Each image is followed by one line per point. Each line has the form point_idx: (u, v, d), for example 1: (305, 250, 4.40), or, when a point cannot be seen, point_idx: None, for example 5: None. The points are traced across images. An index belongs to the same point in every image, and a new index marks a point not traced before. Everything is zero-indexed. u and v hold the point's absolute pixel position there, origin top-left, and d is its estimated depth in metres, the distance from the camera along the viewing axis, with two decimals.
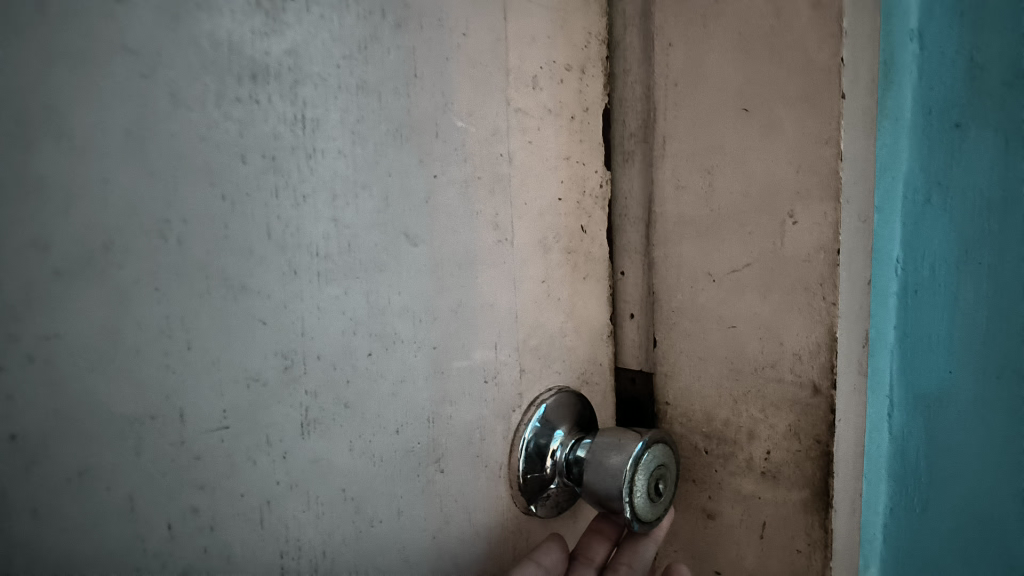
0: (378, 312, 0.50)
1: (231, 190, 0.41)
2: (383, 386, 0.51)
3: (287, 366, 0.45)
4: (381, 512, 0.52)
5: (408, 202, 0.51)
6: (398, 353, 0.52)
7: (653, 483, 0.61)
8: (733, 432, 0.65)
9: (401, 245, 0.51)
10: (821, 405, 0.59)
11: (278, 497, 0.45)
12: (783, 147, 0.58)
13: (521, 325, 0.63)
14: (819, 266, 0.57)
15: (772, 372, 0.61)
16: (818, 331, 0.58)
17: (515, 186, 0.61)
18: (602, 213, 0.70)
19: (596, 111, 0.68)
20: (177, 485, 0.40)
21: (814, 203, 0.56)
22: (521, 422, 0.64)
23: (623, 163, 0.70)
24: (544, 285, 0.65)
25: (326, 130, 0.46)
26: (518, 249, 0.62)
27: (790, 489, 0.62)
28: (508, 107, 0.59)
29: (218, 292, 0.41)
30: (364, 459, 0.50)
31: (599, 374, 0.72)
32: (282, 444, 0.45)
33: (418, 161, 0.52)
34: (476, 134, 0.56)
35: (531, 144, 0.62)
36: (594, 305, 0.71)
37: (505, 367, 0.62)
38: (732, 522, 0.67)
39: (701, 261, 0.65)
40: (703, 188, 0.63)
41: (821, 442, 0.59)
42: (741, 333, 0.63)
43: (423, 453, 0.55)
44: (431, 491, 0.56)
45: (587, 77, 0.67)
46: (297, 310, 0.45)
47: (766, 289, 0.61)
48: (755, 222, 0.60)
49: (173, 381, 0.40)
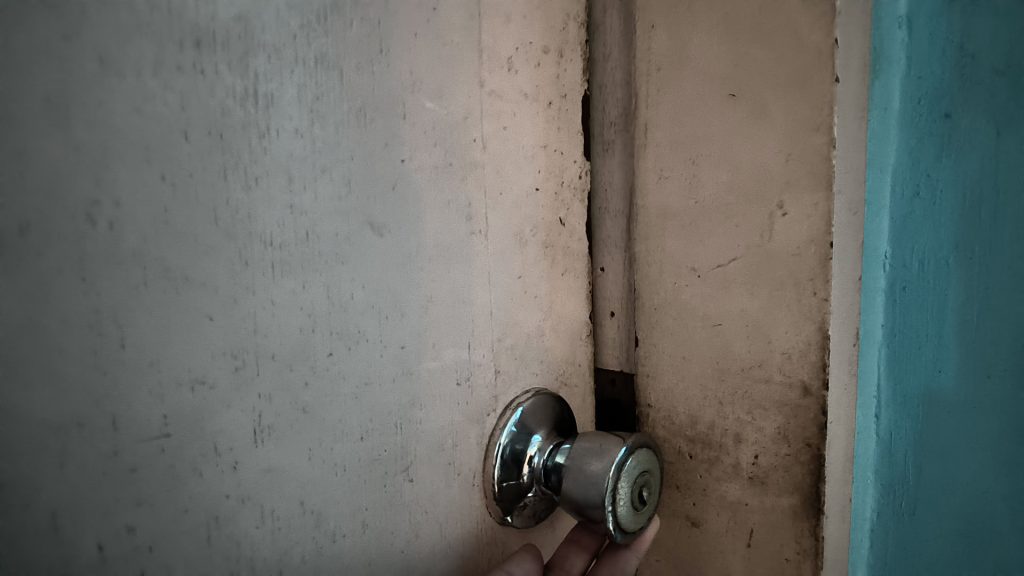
0: (340, 308, 0.46)
1: (172, 169, 0.37)
2: (347, 389, 0.47)
3: (237, 367, 0.41)
4: (345, 525, 0.48)
5: (373, 188, 0.48)
6: (362, 352, 0.48)
7: (636, 490, 0.58)
8: (719, 436, 0.62)
9: (365, 235, 0.47)
10: (812, 406, 0.56)
11: (229, 512, 0.41)
12: (772, 135, 0.55)
13: (497, 323, 0.60)
14: (810, 260, 0.54)
15: (760, 372, 0.58)
16: (809, 329, 0.55)
17: (490, 176, 0.57)
18: (581, 205, 0.67)
19: (575, 98, 0.65)
20: (111, 501, 0.36)
21: (805, 194, 0.54)
22: (496, 427, 0.60)
23: (603, 153, 0.67)
24: (521, 280, 0.61)
25: (282, 107, 0.42)
26: (494, 242, 0.58)
27: (779, 495, 0.59)
28: (481, 89, 0.56)
29: (157, 284, 0.37)
30: (325, 468, 0.46)
31: (578, 375, 0.69)
32: (232, 453, 0.41)
33: (383, 144, 0.48)
34: (448, 117, 0.53)
35: (505, 130, 0.58)
36: (573, 303, 0.67)
37: (479, 369, 0.58)
38: (717, 530, 0.63)
39: (684, 254, 0.61)
40: (687, 177, 0.60)
41: (812, 445, 0.57)
42: (727, 332, 0.59)
43: (390, 461, 0.51)
44: (399, 503, 0.52)
45: (565, 61, 0.63)
46: (249, 305, 0.41)
47: (753, 285, 0.57)
48: (743, 214, 0.57)
49: (104, 384, 0.35)
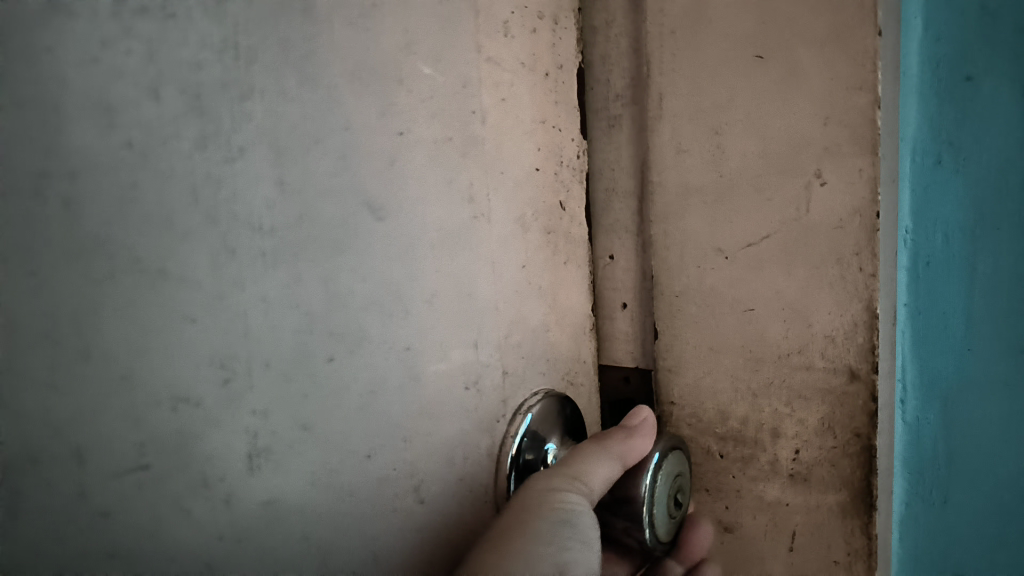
0: (340, 304, 0.39)
1: (140, 134, 0.29)
2: (350, 400, 0.40)
3: (226, 379, 0.33)
4: (355, 561, 0.41)
5: (370, 164, 0.41)
6: (365, 356, 0.41)
7: (675, 495, 0.56)
8: (754, 431, 0.57)
9: (363, 218, 0.40)
10: (861, 393, 0.51)
11: (222, 557, 0.33)
12: (807, 97, 0.50)
13: (503, 319, 0.53)
14: (855, 233, 0.49)
15: (799, 358, 0.53)
16: (855, 308, 0.50)
17: (491, 152, 0.51)
18: (580, 188, 0.61)
19: (570, 70, 0.60)
20: (78, 557, 0.28)
21: (846, 159, 0.49)
22: (507, 436, 0.53)
23: (608, 129, 0.61)
24: (526, 271, 0.55)
25: (267, 63, 0.35)
26: (497, 227, 0.52)
27: (824, 493, 0.54)
28: (479, 56, 0.50)
29: (126, 277, 0.29)
30: (331, 495, 0.39)
31: (584, 373, 0.63)
32: (225, 484, 0.33)
33: (379, 112, 0.41)
34: (447, 85, 0.47)
35: (505, 101, 0.52)
36: (576, 296, 0.62)
37: (486, 371, 0.52)
38: (754, 535, 0.58)
39: (709, 234, 0.56)
40: (709, 148, 0.54)
41: (861, 436, 0.52)
42: (760, 317, 0.54)
43: (400, 482, 0.44)
44: (411, 529, 0.45)
45: (560, 30, 0.58)
46: (237, 302, 0.34)
47: (790, 263, 0.52)
48: (775, 186, 0.52)
49: (64, 407, 0.27)
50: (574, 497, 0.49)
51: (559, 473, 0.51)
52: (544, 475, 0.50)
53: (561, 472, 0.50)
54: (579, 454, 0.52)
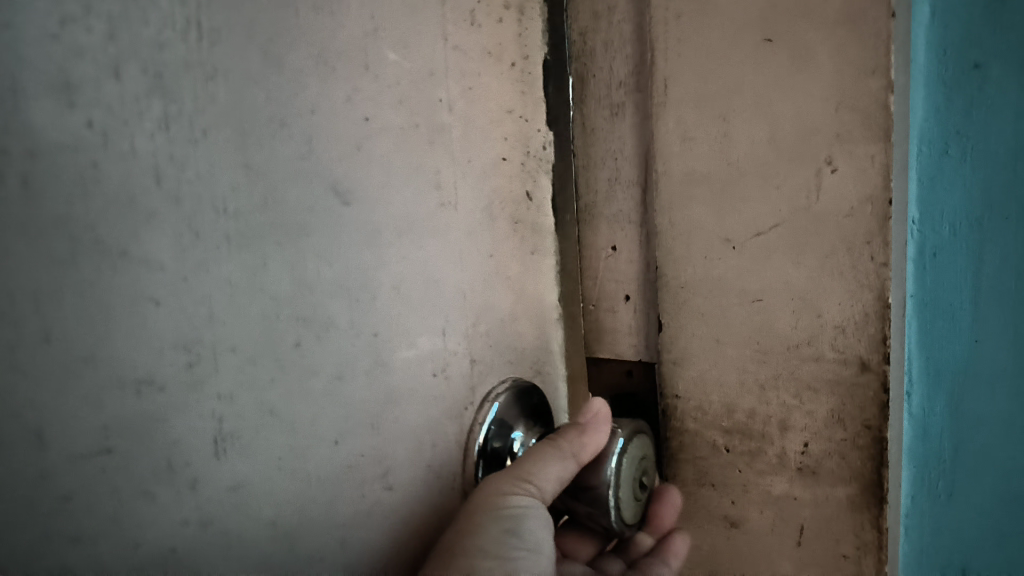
0: (309, 287, 0.39)
1: (102, 115, 0.29)
2: (317, 385, 0.40)
3: (190, 363, 0.33)
4: (322, 547, 0.41)
5: (336, 149, 0.40)
6: (334, 342, 0.41)
7: (639, 482, 0.56)
8: (761, 425, 0.55)
9: (332, 204, 0.40)
10: (871, 383, 0.50)
11: (189, 541, 0.33)
12: (818, 82, 0.49)
13: (470, 308, 0.53)
14: (866, 221, 0.48)
15: (808, 350, 0.52)
16: (866, 298, 0.49)
17: (458, 141, 0.50)
18: (547, 178, 0.61)
19: (538, 59, 0.59)
20: (37, 537, 0.28)
21: (858, 146, 0.48)
22: (475, 423, 0.53)
23: (610, 117, 0.60)
24: (493, 260, 0.55)
25: (232, 44, 0.34)
26: (465, 215, 0.52)
27: (832, 486, 0.53)
28: (446, 44, 0.49)
29: (88, 261, 0.29)
30: (298, 480, 0.39)
31: (553, 366, 0.63)
32: (189, 468, 0.33)
33: (344, 98, 0.41)
34: (415, 71, 0.46)
35: (471, 90, 0.52)
36: (546, 287, 0.61)
37: (455, 359, 0.51)
38: (760, 530, 0.57)
39: (715, 224, 0.54)
40: (717, 135, 0.53)
41: (872, 427, 0.51)
42: (769, 308, 0.53)
43: (367, 468, 0.44)
44: (382, 516, 0.45)
45: (526, 18, 0.58)
46: (202, 285, 0.33)
47: (799, 253, 0.51)
48: (784, 174, 0.51)
49: (27, 387, 0.27)
50: (525, 499, 0.49)
51: (511, 473, 0.50)
52: (497, 474, 0.50)
53: (512, 472, 0.50)
54: (533, 451, 0.51)
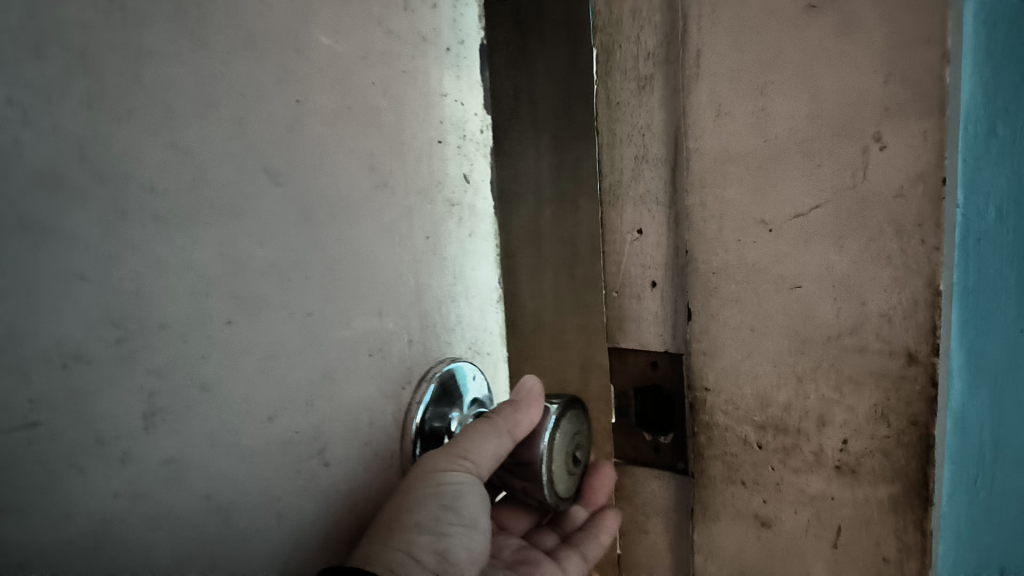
0: (240, 267, 0.41)
1: (20, 92, 0.30)
2: (252, 362, 0.42)
3: (121, 339, 0.34)
4: (257, 522, 0.44)
5: (271, 129, 0.43)
6: (263, 321, 0.43)
7: (571, 456, 0.61)
8: (797, 420, 0.52)
9: (262, 183, 0.43)
10: (918, 377, 0.47)
11: (118, 515, 0.35)
12: (866, 52, 0.45)
13: (416, 280, 0.60)
14: (917, 202, 0.45)
15: (852, 340, 0.49)
16: (916, 284, 0.46)
17: (392, 120, 0.56)
18: (483, 162, 0.70)
19: (473, 47, 0.69)
20: None
21: (909, 121, 0.44)
22: (412, 401, 0.60)
23: (639, 91, 0.56)
24: (431, 240, 0.62)
25: (153, 25, 0.36)
26: (399, 197, 0.57)
27: (874, 485, 0.50)
28: (382, 30, 0.55)
29: (10, 234, 0.30)
30: (227, 457, 0.41)
31: (488, 341, 0.73)
32: (119, 443, 0.35)
33: (277, 77, 0.44)
34: (347, 55, 0.50)
35: (406, 75, 0.58)
36: (480, 268, 0.70)
37: (393, 337, 0.57)
38: (794, 531, 0.54)
39: (752, 205, 0.51)
40: (754, 109, 0.49)
41: (919, 423, 0.47)
42: (808, 295, 0.50)
43: (303, 445, 0.47)
44: (318, 491, 0.49)
45: (460, 8, 0.66)
46: (129, 262, 0.35)
47: (842, 236, 0.48)
48: (827, 152, 0.47)
49: None
50: (461, 474, 0.56)
51: (448, 450, 0.57)
52: (435, 450, 0.58)
53: (449, 449, 0.57)
54: (471, 429, 0.58)
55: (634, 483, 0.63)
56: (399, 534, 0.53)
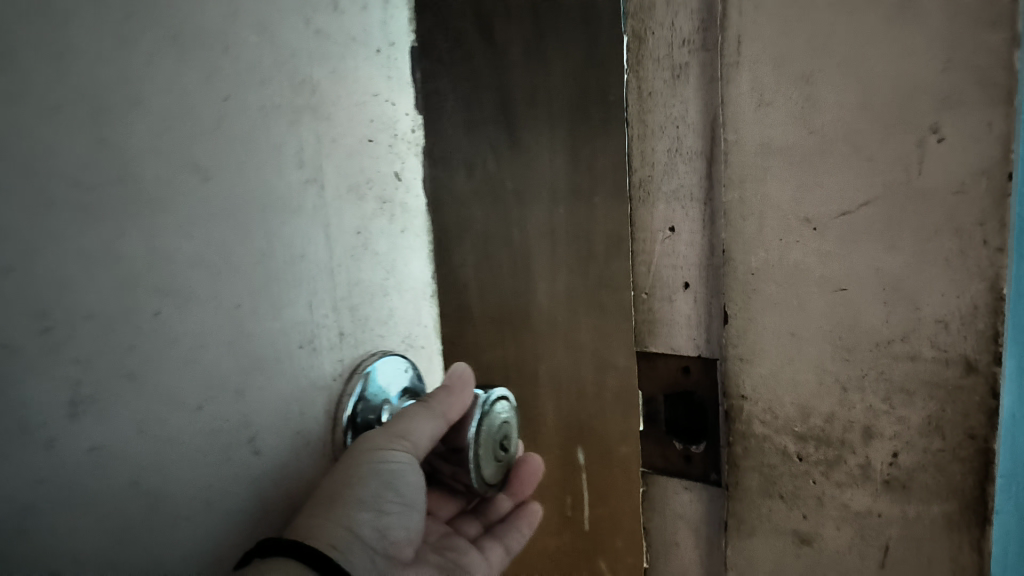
0: (166, 259, 0.43)
1: None
2: (178, 353, 0.44)
3: (46, 330, 0.37)
4: (187, 506, 0.46)
5: (195, 129, 0.44)
6: (194, 313, 0.45)
7: (499, 444, 0.67)
8: (842, 431, 0.49)
9: (187, 179, 0.44)
10: (978, 388, 0.44)
11: (34, 502, 0.38)
12: (923, 36, 0.41)
13: (339, 280, 0.58)
14: (979, 199, 0.41)
15: (903, 347, 0.45)
16: (976, 289, 0.43)
17: (323, 119, 0.56)
18: (415, 160, 0.68)
19: (403, 47, 0.66)
20: None
21: (971, 111, 0.41)
22: (343, 393, 0.59)
23: (672, 79, 0.53)
24: (362, 235, 0.60)
25: (83, 18, 0.37)
26: (331, 192, 0.56)
27: (927, 503, 0.47)
28: (307, 27, 0.54)
29: None
30: (158, 443, 0.43)
31: (424, 335, 0.71)
32: (46, 430, 0.38)
33: (219, 95, 0.46)
34: (275, 53, 0.51)
35: (336, 74, 0.57)
36: (416, 261, 0.69)
37: (324, 330, 0.56)
38: (837, 548, 0.51)
39: (794, 201, 0.47)
40: (799, 97, 0.46)
41: (977, 437, 0.45)
42: (855, 298, 0.46)
43: (233, 430, 0.49)
44: (245, 476, 0.50)
45: (392, 8, 0.65)
46: (48, 255, 0.37)
47: (895, 235, 0.44)
48: (879, 145, 0.44)
49: None
50: (404, 455, 0.59)
51: (386, 432, 0.59)
52: (376, 431, 0.59)
53: (389, 430, 0.59)
54: (405, 412, 0.61)
55: (662, 493, 0.61)
56: (340, 505, 0.55)
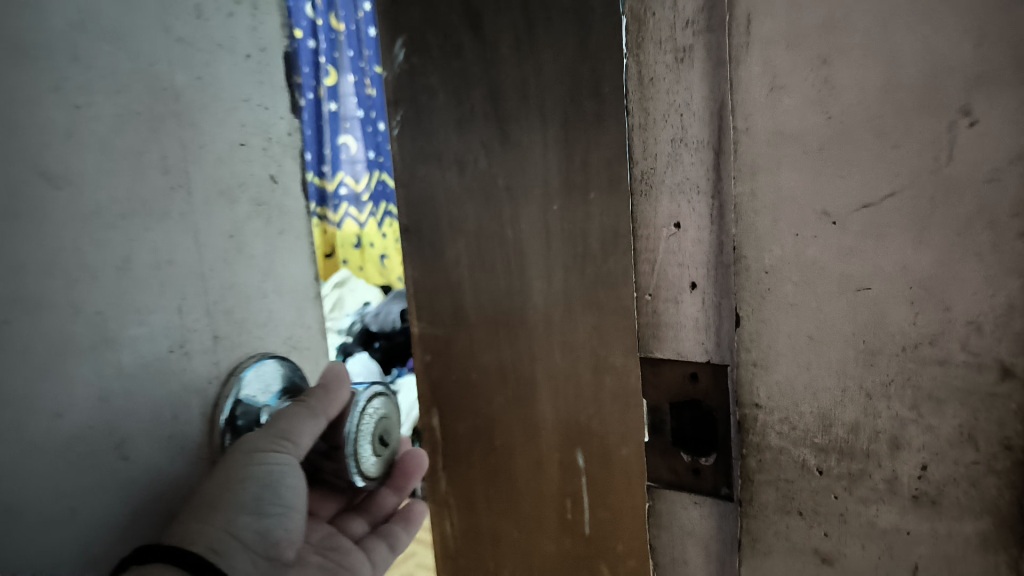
0: (19, 268, 0.40)
1: None
2: (37, 359, 0.41)
3: None
4: (51, 512, 0.42)
5: (39, 136, 0.41)
6: (47, 321, 0.41)
7: (378, 441, 0.65)
8: (866, 442, 0.45)
9: (38, 188, 0.41)
10: (1013, 394, 0.40)
11: None
12: (952, 9, 0.37)
13: (212, 283, 0.53)
14: (1014, 187, 0.37)
15: (932, 351, 0.41)
16: (1012, 287, 0.38)
17: (189, 130, 0.51)
18: (293, 162, 0.63)
19: (275, 52, 0.62)
20: None
21: (1006, 91, 0.37)
22: (220, 396, 0.55)
23: (676, 64, 0.49)
24: (234, 240, 0.56)
25: None
26: (200, 197, 0.52)
27: (960, 520, 0.43)
28: (166, 35, 0.50)
29: None
30: (26, 445, 0.41)
31: (309, 338, 0.66)
32: None
33: (50, 86, 0.41)
34: (128, 65, 0.46)
35: (200, 80, 0.53)
36: (297, 263, 0.64)
37: (195, 335, 0.52)
38: (861, 568, 0.47)
39: (813, 194, 0.44)
40: (816, 80, 0.42)
41: (1012, 448, 0.40)
42: (879, 298, 0.42)
43: (100, 436, 0.45)
44: (128, 487, 0.47)
45: (260, 12, 0.60)
46: None
47: (923, 229, 0.40)
48: (904, 131, 0.40)
49: None
50: (287, 456, 0.59)
51: (271, 432, 0.59)
52: (254, 433, 0.58)
53: (244, 447, 0.57)
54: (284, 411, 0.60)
55: (668, 510, 0.56)
56: (218, 518, 0.54)
